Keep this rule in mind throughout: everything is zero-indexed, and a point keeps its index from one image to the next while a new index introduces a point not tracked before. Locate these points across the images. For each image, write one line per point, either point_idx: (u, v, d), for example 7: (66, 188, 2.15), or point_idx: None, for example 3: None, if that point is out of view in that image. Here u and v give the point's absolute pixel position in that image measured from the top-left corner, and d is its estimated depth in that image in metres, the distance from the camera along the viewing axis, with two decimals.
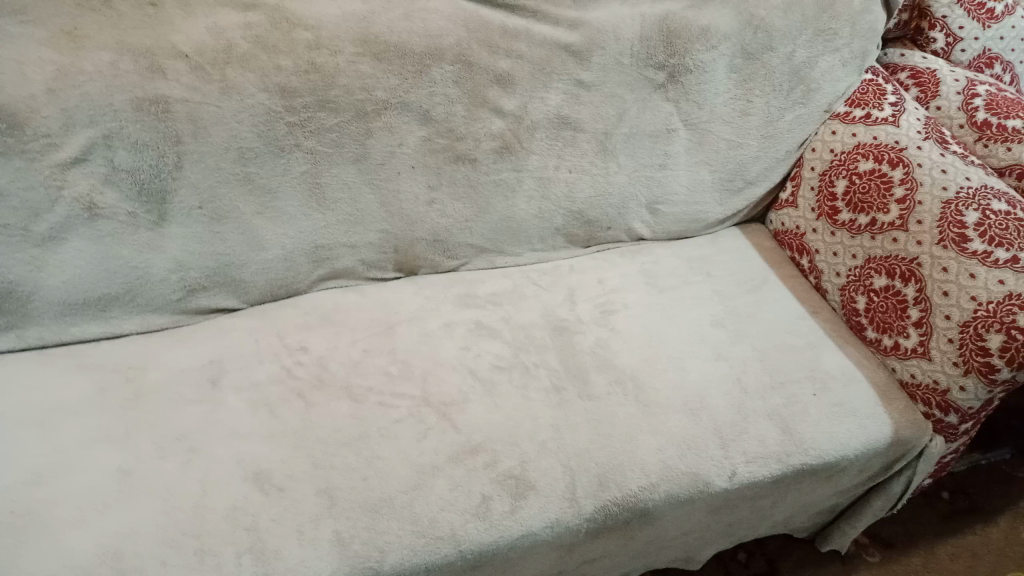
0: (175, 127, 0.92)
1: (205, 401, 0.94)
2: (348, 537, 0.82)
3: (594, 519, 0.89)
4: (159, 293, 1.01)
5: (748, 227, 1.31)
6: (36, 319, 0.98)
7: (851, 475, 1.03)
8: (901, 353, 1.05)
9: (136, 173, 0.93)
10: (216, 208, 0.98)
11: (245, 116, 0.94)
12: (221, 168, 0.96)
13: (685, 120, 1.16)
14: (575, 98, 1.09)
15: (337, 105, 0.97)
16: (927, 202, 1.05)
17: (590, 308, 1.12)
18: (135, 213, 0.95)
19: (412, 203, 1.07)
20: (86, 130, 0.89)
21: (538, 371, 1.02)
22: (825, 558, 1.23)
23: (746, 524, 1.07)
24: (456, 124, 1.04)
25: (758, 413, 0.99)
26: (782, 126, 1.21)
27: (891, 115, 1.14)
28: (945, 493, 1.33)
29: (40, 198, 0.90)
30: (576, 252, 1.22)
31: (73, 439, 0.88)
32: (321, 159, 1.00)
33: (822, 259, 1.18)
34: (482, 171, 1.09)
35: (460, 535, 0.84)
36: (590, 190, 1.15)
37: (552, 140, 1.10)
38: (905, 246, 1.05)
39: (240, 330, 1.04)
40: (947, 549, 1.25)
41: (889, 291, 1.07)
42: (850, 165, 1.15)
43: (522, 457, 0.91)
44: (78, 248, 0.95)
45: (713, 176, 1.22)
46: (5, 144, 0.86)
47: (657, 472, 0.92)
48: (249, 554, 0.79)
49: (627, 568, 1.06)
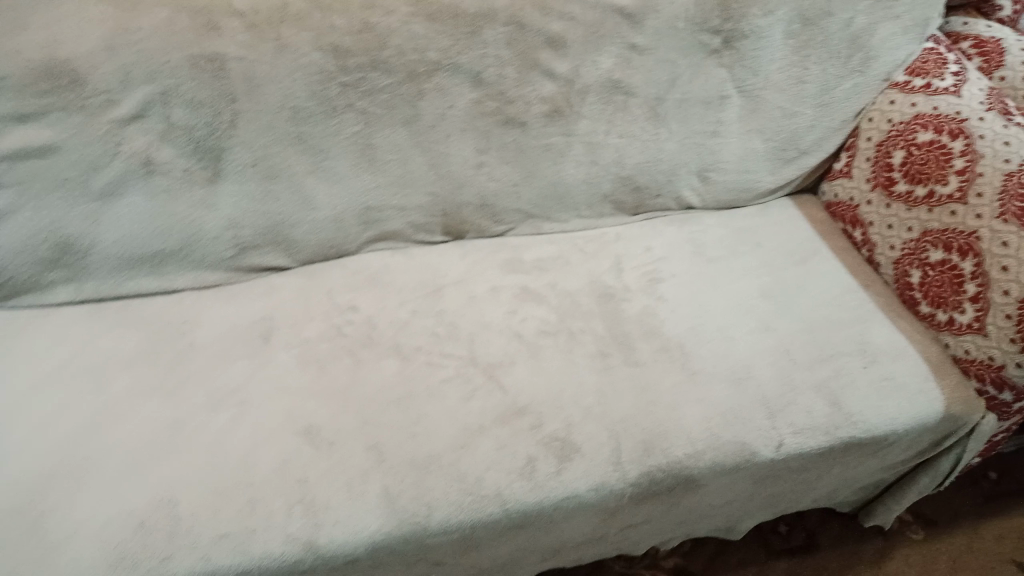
0: (229, 86, 0.92)
1: (255, 356, 0.96)
2: (396, 492, 0.83)
3: (638, 484, 0.89)
4: (212, 251, 1.03)
5: (799, 198, 1.29)
6: (94, 273, 1.00)
7: (899, 450, 1.02)
8: (955, 329, 1.03)
9: (191, 131, 0.94)
10: (269, 166, 1.00)
11: (299, 75, 0.94)
12: (274, 127, 0.97)
13: (738, 86, 1.14)
14: (628, 62, 1.07)
15: (389, 66, 0.97)
16: (988, 174, 1.01)
17: (637, 276, 1.12)
18: (190, 170, 0.97)
19: (461, 166, 1.07)
20: (143, 87, 0.90)
21: (584, 337, 1.02)
22: (867, 533, 1.22)
23: (789, 496, 1.06)
24: (507, 87, 1.03)
25: (806, 384, 0.98)
26: (839, 94, 1.17)
27: (952, 85, 1.10)
28: (994, 472, 1.31)
29: (98, 153, 0.92)
30: (623, 220, 1.21)
31: (130, 389, 0.91)
32: (372, 120, 1.00)
33: (876, 231, 1.16)
34: (532, 135, 1.08)
35: (505, 494, 0.85)
36: (640, 156, 1.14)
37: (603, 104, 1.09)
38: (964, 219, 1.02)
39: (290, 288, 1.06)
40: (993, 529, 1.23)
41: (945, 265, 1.04)
42: (908, 136, 1.12)
43: (568, 420, 0.92)
44: (134, 203, 0.97)
45: (765, 145, 1.20)
46: (66, 100, 0.89)
47: (702, 440, 0.92)
48: (299, 506, 0.81)
49: (668, 535, 1.06)
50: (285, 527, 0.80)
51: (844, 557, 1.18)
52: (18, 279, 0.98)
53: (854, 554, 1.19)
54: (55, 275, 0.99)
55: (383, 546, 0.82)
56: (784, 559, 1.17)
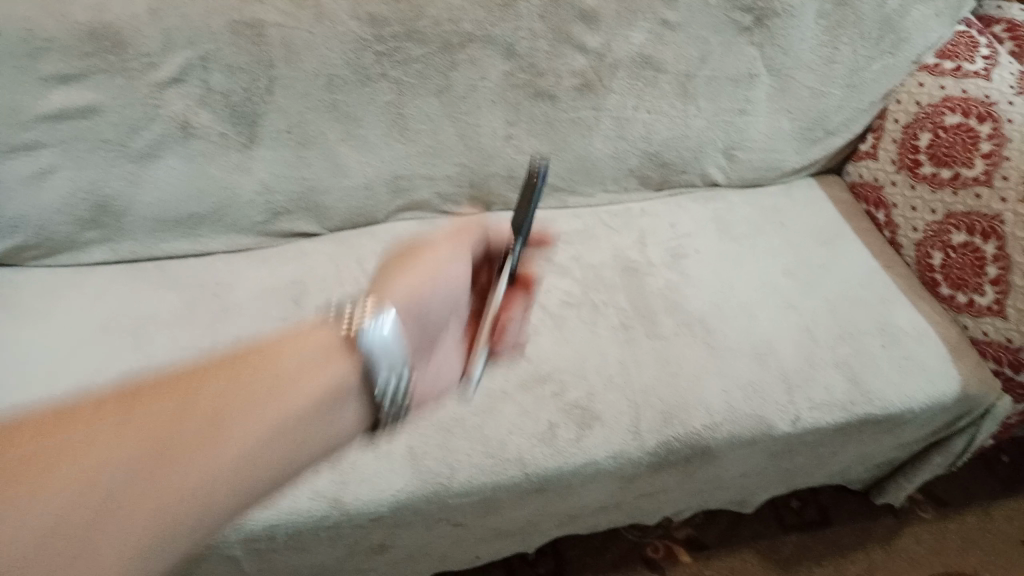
0: (268, 52, 0.94)
1: (287, 318, 0.99)
2: (421, 453, 0.86)
3: (656, 453, 0.91)
4: (245, 215, 1.05)
5: (824, 179, 1.30)
6: (130, 233, 1.03)
7: (913, 429, 1.04)
8: (975, 311, 1.04)
9: (229, 96, 0.96)
10: (304, 133, 1.02)
11: (336, 43, 0.96)
12: (310, 94, 0.99)
13: (768, 65, 1.14)
14: (660, 38, 1.07)
15: (424, 36, 0.98)
16: (1015, 157, 1.01)
17: (661, 251, 1.13)
18: (227, 135, 0.99)
19: (490, 137, 1.09)
20: (184, 51, 0.92)
21: (607, 310, 1.03)
22: (878, 510, 1.24)
23: (803, 471, 1.08)
24: (539, 60, 1.04)
25: (825, 361, 1.00)
26: (868, 76, 1.18)
27: (982, 69, 1.10)
28: (1006, 456, 1.33)
29: (138, 116, 0.94)
30: (648, 195, 1.23)
31: (165, 347, 0.94)
32: (405, 90, 1.02)
33: (899, 213, 1.17)
34: (561, 109, 1.09)
35: (527, 458, 0.88)
36: (667, 132, 1.15)
37: (633, 80, 1.10)
38: (988, 203, 1.03)
39: (320, 254, 1.08)
40: (1002, 511, 1.25)
41: (968, 247, 1.05)
42: (936, 118, 1.12)
43: (589, 389, 0.94)
44: (172, 166, 0.99)
45: (792, 125, 1.21)
46: (109, 62, 0.90)
47: (721, 413, 0.94)
48: (329, 463, 0.84)
49: (682, 504, 1.09)
50: (315, 483, 0.82)
51: (854, 533, 1.20)
52: (54, 239, 0.99)
53: (864, 531, 1.21)
54: (92, 235, 1.01)
55: (407, 504, 0.84)
56: (795, 533, 1.19)
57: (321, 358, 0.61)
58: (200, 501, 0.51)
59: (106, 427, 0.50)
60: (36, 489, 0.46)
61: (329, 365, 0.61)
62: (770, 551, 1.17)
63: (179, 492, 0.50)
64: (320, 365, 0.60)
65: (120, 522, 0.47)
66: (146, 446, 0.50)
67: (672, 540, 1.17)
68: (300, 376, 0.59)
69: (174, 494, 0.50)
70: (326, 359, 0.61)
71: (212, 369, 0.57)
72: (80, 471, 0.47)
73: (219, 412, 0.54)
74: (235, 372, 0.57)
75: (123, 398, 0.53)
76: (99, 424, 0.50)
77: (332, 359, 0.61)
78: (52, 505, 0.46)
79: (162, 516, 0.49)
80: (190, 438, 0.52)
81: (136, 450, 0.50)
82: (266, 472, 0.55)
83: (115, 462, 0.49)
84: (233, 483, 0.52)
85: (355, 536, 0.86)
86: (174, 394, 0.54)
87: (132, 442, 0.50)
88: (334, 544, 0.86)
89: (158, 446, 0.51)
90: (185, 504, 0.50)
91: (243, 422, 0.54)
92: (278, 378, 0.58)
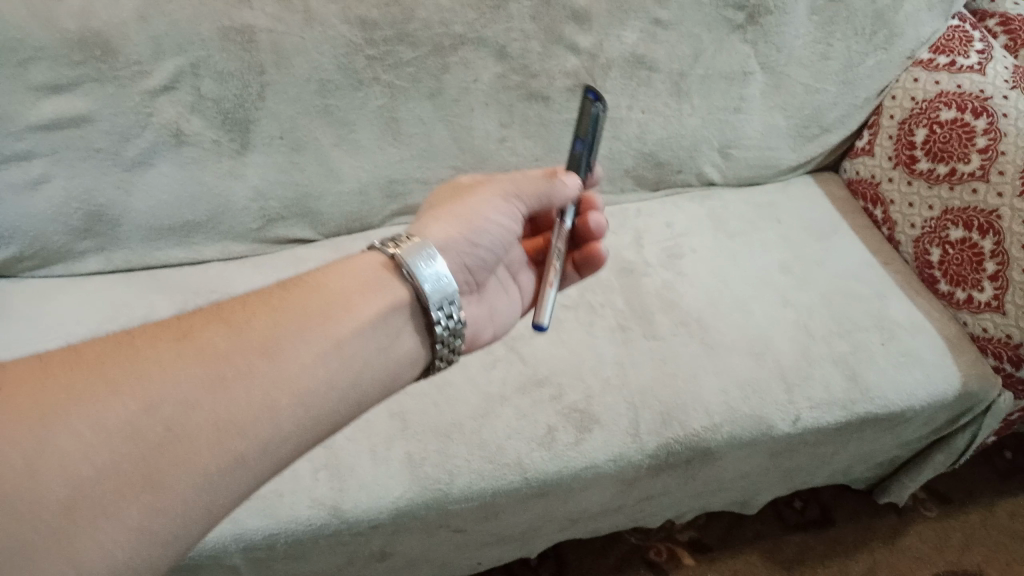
0: (258, 58, 0.94)
1: None
2: (419, 458, 0.85)
3: (656, 455, 0.91)
4: (240, 221, 1.05)
5: (820, 175, 1.30)
6: (124, 242, 1.02)
7: (915, 426, 1.03)
8: (974, 307, 1.04)
9: (221, 102, 0.95)
10: (296, 139, 1.01)
11: (327, 47, 0.95)
12: (302, 99, 0.98)
13: (762, 63, 1.14)
14: (652, 37, 1.07)
15: (415, 39, 0.97)
16: (1011, 152, 1.01)
17: (657, 251, 1.13)
18: (219, 141, 0.98)
19: (483, 140, 1.08)
20: (174, 58, 0.91)
21: (604, 311, 1.03)
22: (881, 509, 1.23)
23: (805, 471, 1.07)
24: (531, 62, 1.04)
25: (824, 359, 0.99)
26: (863, 71, 1.17)
27: (976, 63, 1.09)
28: (1008, 452, 1.32)
29: (130, 124, 0.94)
30: (644, 195, 1.22)
31: None
32: (397, 94, 1.01)
33: (896, 210, 1.16)
34: (555, 109, 1.09)
35: (525, 463, 0.87)
36: (662, 131, 1.15)
37: (626, 79, 1.09)
38: (985, 198, 1.02)
39: (315, 260, 1.08)
40: (1006, 507, 1.24)
41: (965, 243, 1.05)
42: (931, 114, 1.12)
43: (587, 391, 0.93)
44: (164, 174, 0.98)
45: (787, 122, 1.20)
46: (99, 70, 0.90)
47: (720, 413, 0.93)
48: (325, 471, 0.84)
49: (683, 507, 1.08)
50: (312, 491, 0.82)
51: (857, 532, 1.20)
52: (48, 249, 0.99)
53: (867, 529, 1.20)
54: (86, 245, 1.01)
55: (406, 511, 0.83)
56: (798, 533, 1.19)
57: (375, 288, 0.63)
58: (266, 423, 0.53)
59: (173, 350, 0.53)
60: (108, 409, 0.48)
61: (384, 289, 0.63)
62: (773, 551, 1.16)
63: (247, 413, 0.52)
64: (374, 298, 0.62)
65: (195, 432, 0.50)
66: (208, 368, 0.53)
67: (674, 543, 1.16)
68: (354, 307, 0.61)
69: (243, 413, 0.52)
70: (383, 291, 0.63)
71: (269, 300, 0.59)
72: (148, 389, 0.50)
73: (274, 337, 0.56)
74: (293, 301, 0.60)
75: (181, 329, 0.55)
76: (162, 350, 0.53)
77: (388, 286, 0.64)
78: (128, 424, 0.48)
79: (231, 438, 0.51)
80: (254, 357, 0.55)
81: (203, 369, 0.53)
82: (332, 399, 0.57)
83: (182, 381, 0.51)
84: (298, 408, 0.54)
85: (355, 544, 0.86)
86: (233, 324, 0.56)
87: (199, 365, 0.53)
88: (333, 552, 0.86)
89: (222, 371, 0.53)
90: (254, 419, 0.52)
91: (303, 346, 0.57)
92: (332, 306, 0.60)
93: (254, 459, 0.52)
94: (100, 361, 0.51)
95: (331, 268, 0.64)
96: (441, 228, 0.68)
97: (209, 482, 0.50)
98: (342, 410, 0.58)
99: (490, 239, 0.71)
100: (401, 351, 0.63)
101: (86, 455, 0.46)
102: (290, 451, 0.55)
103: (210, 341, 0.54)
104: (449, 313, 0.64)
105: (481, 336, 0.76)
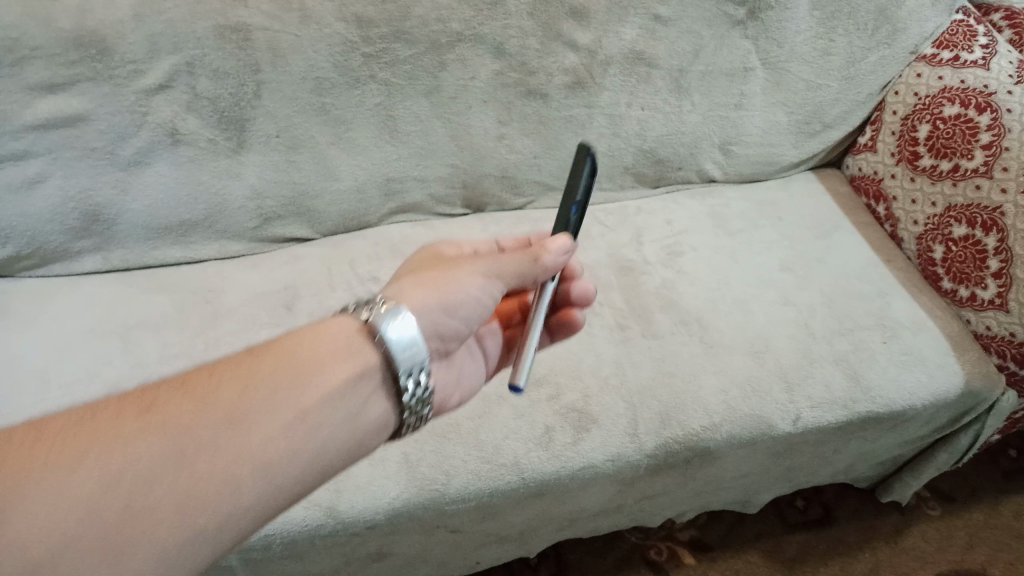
0: (254, 56, 0.93)
1: (279, 323, 0.98)
2: (416, 459, 0.85)
3: (655, 455, 0.90)
4: (236, 220, 1.04)
5: (822, 172, 1.28)
6: (121, 241, 1.02)
7: (917, 425, 1.02)
8: (977, 305, 1.03)
9: (217, 101, 0.95)
10: (293, 137, 1.00)
11: (323, 45, 0.94)
12: (298, 98, 0.98)
13: (764, 58, 1.13)
14: (651, 33, 1.06)
15: (411, 36, 0.97)
16: (1015, 148, 0.99)
17: (657, 249, 1.12)
18: (216, 140, 0.98)
19: (482, 137, 1.08)
20: (170, 57, 0.91)
21: (602, 309, 1.02)
22: (884, 508, 1.22)
23: (806, 470, 1.07)
24: (530, 58, 1.03)
25: (825, 358, 0.98)
26: (865, 67, 1.16)
27: (981, 57, 1.08)
28: (1012, 450, 1.31)
29: (125, 123, 0.93)
30: (644, 192, 1.21)
31: (153, 354, 0.93)
32: (394, 91, 1.01)
33: (899, 206, 1.15)
34: (553, 107, 1.08)
35: (523, 463, 0.86)
36: (662, 128, 1.14)
37: (625, 76, 1.08)
38: (988, 194, 1.01)
39: (313, 258, 1.07)
40: (1010, 507, 1.23)
41: (969, 240, 1.04)
42: (934, 109, 1.11)
43: (585, 391, 0.92)
44: (160, 173, 0.98)
45: (790, 118, 1.19)
46: (95, 69, 0.89)
47: (719, 413, 0.92)
48: None
49: (683, 506, 1.07)
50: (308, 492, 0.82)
51: (860, 532, 1.19)
52: (45, 249, 0.99)
53: (870, 528, 1.19)
54: (83, 245, 1.00)
55: (402, 512, 0.83)
56: (800, 533, 1.18)
57: (345, 352, 0.60)
58: (228, 497, 0.50)
59: (129, 423, 0.50)
60: (59, 491, 0.46)
61: (357, 353, 0.60)
62: (775, 551, 1.16)
63: (209, 487, 0.50)
64: (343, 360, 0.60)
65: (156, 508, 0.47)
66: (169, 441, 0.50)
67: (675, 542, 1.16)
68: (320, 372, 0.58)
69: (205, 489, 0.49)
70: (352, 356, 0.60)
71: (235, 366, 0.57)
72: (105, 467, 0.47)
73: (243, 404, 0.54)
74: (263, 366, 0.57)
75: (139, 400, 0.53)
76: (122, 423, 0.50)
77: (358, 352, 0.60)
78: (80, 504, 0.46)
79: (193, 515, 0.48)
80: (221, 427, 0.52)
81: (160, 440, 0.50)
82: (297, 467, 0.54)
83: (140, 458, 0.49)
84: (263, 480, 0.52)
85: (351, 544, 0.85)
86: (199, 391, 0.54)
87: (163, 437, 0.50)
88: (329, 552, 0.85)
89: (187, 443, 0.50)
90: (219, 494, 0.50)
91: (272, 414, 0.54)
92: (304, 371, 0.58)
93: (217, 535, 0.49)
94: (58, 438, 0.48)
95: (299, 331, 0.61)
96: (416, 293, 0.64)
97: (168, 563, 0.47)
98: (309, 480, 0.55)
99: (466, 312, 0.67)
100: (370, 416, 0.60)
101: (41, 536, 0.44)
102: (253, 525, 0.52)
103: (170, 412, 0.52)
104: (418, 379, 0.62)
105: (448, 402, 0.74)
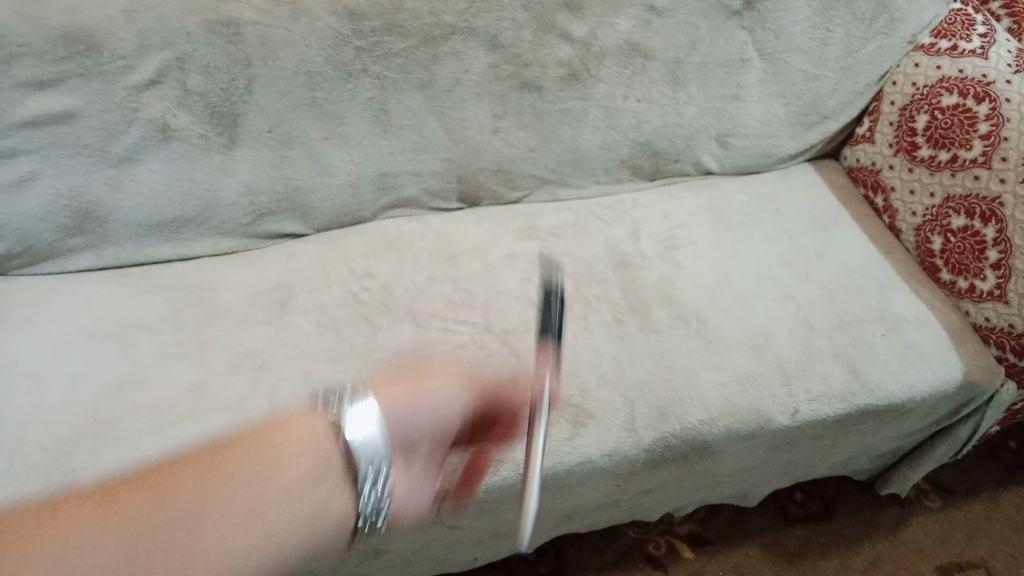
0: (245, 51, 0.92)
1: (273, 321, 0.97)
2: None
3: (653, 450, 0.90)
4: (230, 216, 1.03)
5: (821, 163, 1.27)
6: (114, 239, 1.01)
7: (916, 418, 1.01)
8: (976, 296, 1.02)
9: (208, 96, 0.94)
10: (286, 132, 1.00)
11: (315, 39, 0.94)
12: (290, 93, 0.97)
13: (760, 49, 1.12)
14: (646, 24, 1.05)
15: (404, 29, 0.96)
16: (1014, 137, 0.99)
17: (654, 243, 1.11)
18: (208, 136, 0.97)
19: (477, 131, 1.07)
20: (160, 52, 0.90)
21: (599, 304, 1.01)
22: (883, 501, 1.21)
23: (805, 464, 1.06)
24: (524, 51, 1.02)
25: (824, 352, 0.98)
26: (862, 58, 1.15)
27: (979, 47, 1.07)
28: (1012, 442, 1.31)
29: (116, 119, 0.93)
30: (641, 185, 1.21)
31: (147, 353, 0.92)
32: (387, 85, 1.00)
33: (897, 197, 1.14)
34: (548, 100, 1.07)
35: (519, 459, 0.86)
36: (658, 121, 1.13)
37: (621, 68, 1.07)
38: (987, 184, 1.01)
39: (307, 255, 1.06)
40: (1010, 498, 1.23)
41: (968, 231, 1.03)
42: (932, 99, 1.10)
43: (582, 386, 0.92)
44: (152, 170, 0.97)
45: (787, 109, 1.18)
46: (84, 66, 0.88)
47: (717, 407, 0.92)
48: None
49: (681, 501, 1.07)
50: None
51: (859, 525, 1.18)
52: (37, 248, 0.98)
53: (869, 521, 1.19)
54: (76, 242, 0.99)
55: None
56: (799, 526, 1.18)
57: (302, 456, 0.62)
58: None
59: (89, 529, 0.53)
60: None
61: (319, 465, 0.63)
62: (774, 544, 1.15)
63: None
64: (303, 460, 0.62)
65: None
66: (129, 538, 0.53)
67: (674, 537, 1.15)
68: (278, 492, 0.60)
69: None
70: (313, 456, 0.63)
71: (201, 464, 0.60)
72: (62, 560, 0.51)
73: (205, 506, 0.57)
74: (223, 466, 0.60)
75: (100, 494, 0.57)
76: (84, 522, 0.54)
77: (321, 457, 0.63)
78: None
79: None
80: (179, 527, 0.55)
81: (105, 549, 0.52)
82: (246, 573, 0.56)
83: (95, 553, 0.52)
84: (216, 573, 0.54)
85: None
86: (162, 490, 0.57)
87: (121, 538, 0.53)
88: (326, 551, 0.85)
89: (146, 543, 0.54)
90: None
91: (230, 512, 0.57)
92: (262, 469, 0.60)
93: None
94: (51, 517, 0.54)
95: (264, 429, 0.65)
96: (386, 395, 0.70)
97: None
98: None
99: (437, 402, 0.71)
100: (334, 510, 0.62)
101: None
102: None
103: (131, 509, 0.55)
104: (375, 476, 0.64)
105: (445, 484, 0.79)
